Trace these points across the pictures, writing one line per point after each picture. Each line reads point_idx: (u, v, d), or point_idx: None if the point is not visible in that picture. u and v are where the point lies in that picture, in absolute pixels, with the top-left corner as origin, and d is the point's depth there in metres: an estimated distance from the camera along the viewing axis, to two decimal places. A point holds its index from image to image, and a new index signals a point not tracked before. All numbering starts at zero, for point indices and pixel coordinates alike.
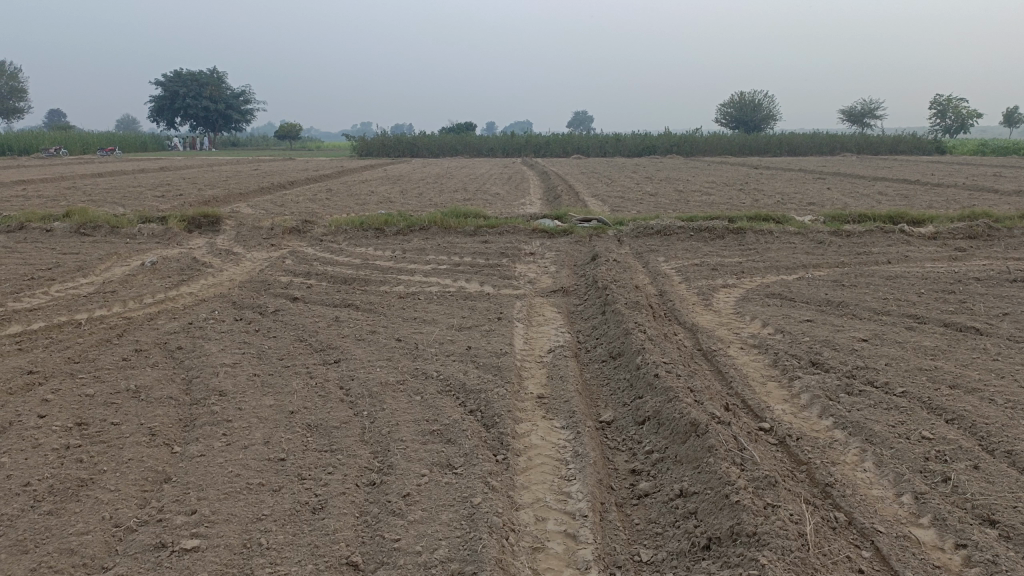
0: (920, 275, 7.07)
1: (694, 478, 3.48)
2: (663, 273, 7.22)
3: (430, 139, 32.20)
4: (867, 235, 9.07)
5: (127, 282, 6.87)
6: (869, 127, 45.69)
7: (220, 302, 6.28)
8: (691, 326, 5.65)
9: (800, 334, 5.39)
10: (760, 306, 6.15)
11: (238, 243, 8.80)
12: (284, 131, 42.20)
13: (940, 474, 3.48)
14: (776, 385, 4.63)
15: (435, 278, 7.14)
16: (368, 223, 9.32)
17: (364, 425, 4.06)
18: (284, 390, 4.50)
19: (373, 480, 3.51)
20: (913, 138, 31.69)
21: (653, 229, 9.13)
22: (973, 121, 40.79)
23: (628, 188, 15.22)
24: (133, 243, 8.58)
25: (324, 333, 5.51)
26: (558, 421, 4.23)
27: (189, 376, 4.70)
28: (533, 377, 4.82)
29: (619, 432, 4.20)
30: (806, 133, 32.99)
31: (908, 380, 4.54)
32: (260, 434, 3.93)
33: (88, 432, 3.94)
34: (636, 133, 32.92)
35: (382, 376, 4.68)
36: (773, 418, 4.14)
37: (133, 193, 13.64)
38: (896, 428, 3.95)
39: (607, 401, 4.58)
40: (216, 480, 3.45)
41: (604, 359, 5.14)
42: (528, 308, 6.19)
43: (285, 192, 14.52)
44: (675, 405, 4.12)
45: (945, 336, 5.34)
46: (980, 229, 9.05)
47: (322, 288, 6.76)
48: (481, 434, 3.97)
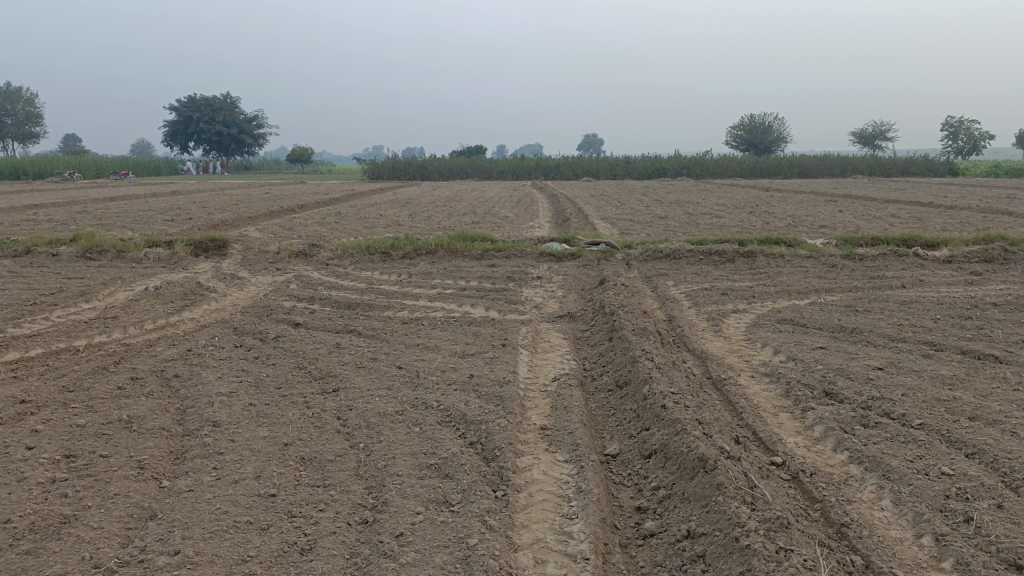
0: (933, 300, 6.75)
1: (702, 518, 2.61)
2: (672, 298, 6.85)
3: (441, 163, 32.25)
4: (882, 258, 8.89)
5: (130, 306, 6.48)
6: (880, 150, 45.49)
7: (221, 328, 5.58)
8: (701, 354, 4.87)
9: (814, 362, 4.63)
10: (772, 332, 5.53)
11: (243, 267, 8.68)
12: (296, 155, 42.33)
13: (962, 513, 2.70)
14: (788, 417, 3.79)
15: (441, 303, 6.59)
16: (373, 246, 9.26)
17: (360, 459, 3.15)
18: (278, 421, 3.60)
19: (366, 518, 2.66)
20: (926, 161, 31.44)
21: (661, 252, 9.00)
22: (987, 142, 40.28)
23: (638, 211, 15.07)
24: (138, 267, 8.50)
25: (324, 361, 4.62)
26: (562, 454, 3.29)
27: (183, 407, 3.86)
28: (536, 409, 3.86)
29: (625, 467, 3.23)
30: (819, 157, 32.75)
31: (927, 412, 3.76)
32: (254, 468, 3.06)
33: (76, 466, 3.13)
34: (645, 157, 32.83)
35: (381, 407, 3.75)
36: (787, 452, 3.28)
37: (142, 218, 13.63)
38: (912, 462, 3.14)
39: (611, 433, 3.63)
40: (202, 518, 2.66)
41: (610, 389, 4.23)
42: (534, 335, 5.41)
43: (295, 217, 14.47)
44: (683, 437, 3.19)
45: (964, 364, 4.67)
46: (996, 253, 8.89)
47: (325, 314, 6.12)
48: (481, 468, 3.07)
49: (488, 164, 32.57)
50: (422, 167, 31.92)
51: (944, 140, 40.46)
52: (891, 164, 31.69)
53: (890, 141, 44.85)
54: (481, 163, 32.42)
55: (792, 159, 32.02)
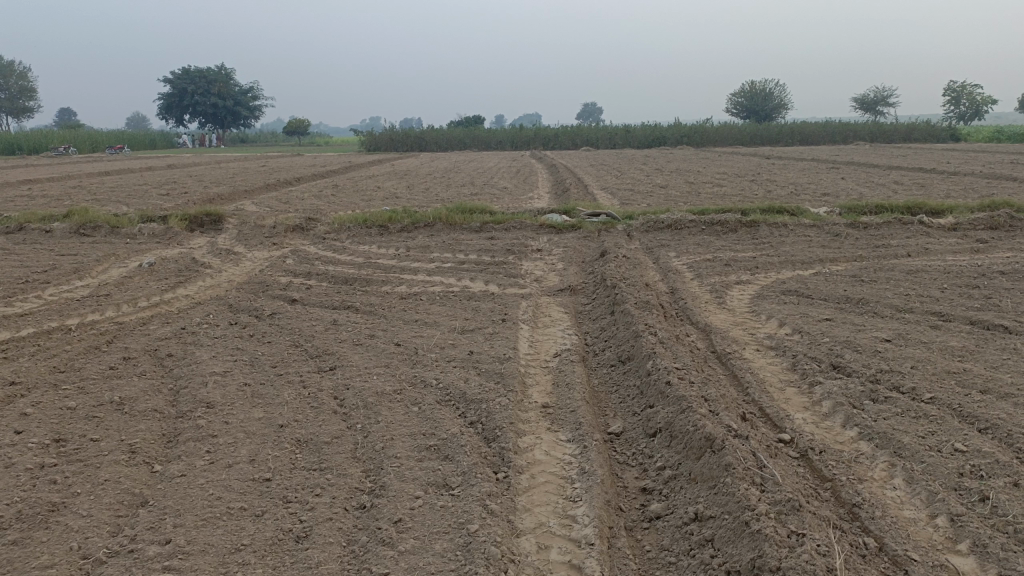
0: (940, 268, 6.64)
1: (710, 500, 2.53)
2: (674, 270, 6.75)
3: (438, 134, 31.89)
4: (886, 227, 8.76)
5: (124, 283, 6.37)
6: (881, 116, 45.02)
7: (216, 305, 5.48)
8: (706, 327, 4.77)
9: (820, 334, 4.54)
10: (777, 304, 5.43)
11: (238, 242, 8.56)
12: (292, 127, 41.92)
13: (978, 492, 2.62)
14: (796, 391, 3.70)
15: (439, 278, 6.48)
16: (371, 219, 9.12)
17: (357, 441, 3.06)
18: (273, 401, 3.51)
19: (364, 503, 2.58)
20: (928, 127, 31.11)
21: (663, 223, 8.88)
22: (989, 107, 39.85)
23: (639, 181, 14.91)
24: (132, 243, 8.37)
25: (321, 339, 4.52)
26: (564, 434, 3.20)
27: (176, 387, 3.77)
28: (538, 386, 3.78)
29: (630, 446, 3.15)
30: (820, 124, 32.39)
31: (937, 385, 3.68)
32: (247, 451, 2.98)
33: (65, 451, 3.05)
34: (645, 126, 32.46)
35: (379, 386, 3.66)
36: (795, 429, 3.20)
37: (137, 193, 13.46)
38: (924, 438, 3.06)
39: (614, 411, 3.54)
40: (195, 504, 2.58)
41: (613, 365, 4.13)
42: (534, 309, 5.32)
43: (291, 190, 14.31)
44: (689, 416, 3.10)
45: (973, 335, 4.57)
46: (1003, 220, 8.76)
47: (322, 290, 6.02)
48: (482, 449, 2.98)
49: (487, 135, 32.25)
50: (420, 138, 31.58)
51: (946, 105, 40.05)
52: (893, 130, 31.36)
53: (892, 108, 44.38)
54: (479, 133, 32.09)
55: (793, 127, 31.68)
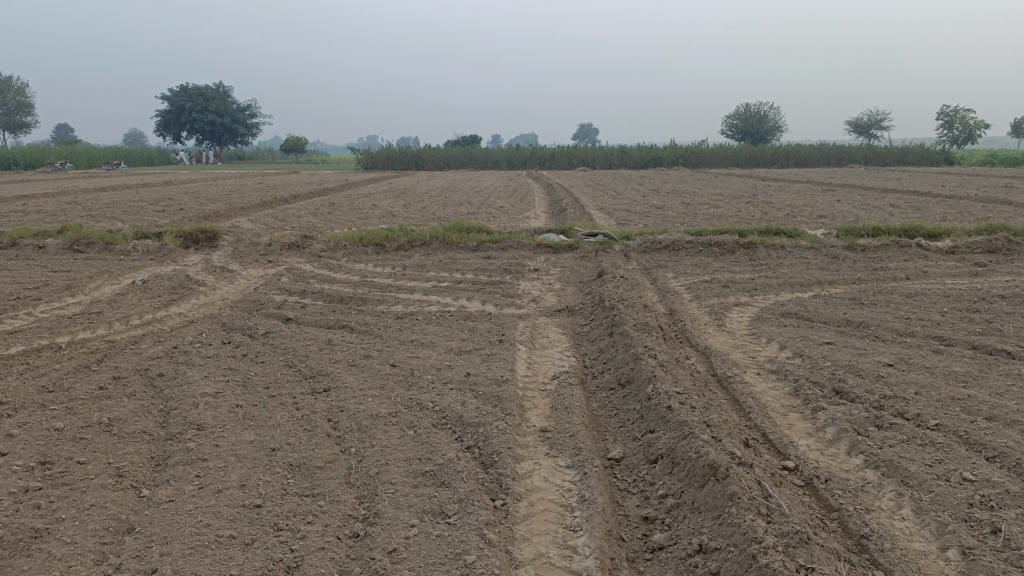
0: (939, 292, 6.61)
1: (715, 531, 2.46)
2: (672, 291, 6.70)
3: (435, 153, 31.93)
4: (884, 249, 8.74)
5: (116, 301, 6.29)
6: (876, 139, 45.30)
7: (209, 323, 5.41)
8: (705, 350, 4.71)
9: (822, 358, 4.49)
10: (776, 327, 5.38)
11: (233, 259, 8.50)
12: (288, 145, 42.00)
13: (988, 524, 2.55)
14: (798, 417, 3.64)
15: (436, 297, 6.41)
16: (367, 238, 9.07)
17: (351, 466, 2.98)
18: (265, 423, 3.43)
19: (358, 531, 2.51)
20: (922, 150, 31.28)
21: (660, 244, 8.84)
22: (983, 130, 40.10)
23: (635, 201, 14.90)
24: (125, 260, 8.29)
25: (315, 359, 4.45)
26: (563, 459, 3.13)
27: (166, 408, 3.69)
28: (536, 409, 3.70)
29: (630, 472, 3.08)
30: (815, 146, 32.54)
31: (942, 411, 3.61)
32: (238, 476, 2.90)
33: (51, 473, 2.97)
34: (641, 146, 32.60)
35: (374, 409, 3.58)
36: (799, 456, 3.13)
37: (132, 209, 13.40)
38: (931, 466, 3.00)
39: (614, 435, 3.47)
40: (183, 532, 2.50)
41: (612, 388, 4.07)
42: (532, 330, 5.25)
43: (287, 207, 14.26)
44: (691, 442, 3.04)
45: (976, 360, 4.52)
46: (1000, 244, 8.74)
47: (317, 308, 5.95)
48: (479, 475, 2.91)
49: (483, 154, 32.30)
50: (417, 157, 31.62)
51: (940, 129, 40.32)
52: (887, 152, 31.52)
53: (886, 131, 44.68)
54: (476, 152, 32.15)
55: (789, 149, 31.82)
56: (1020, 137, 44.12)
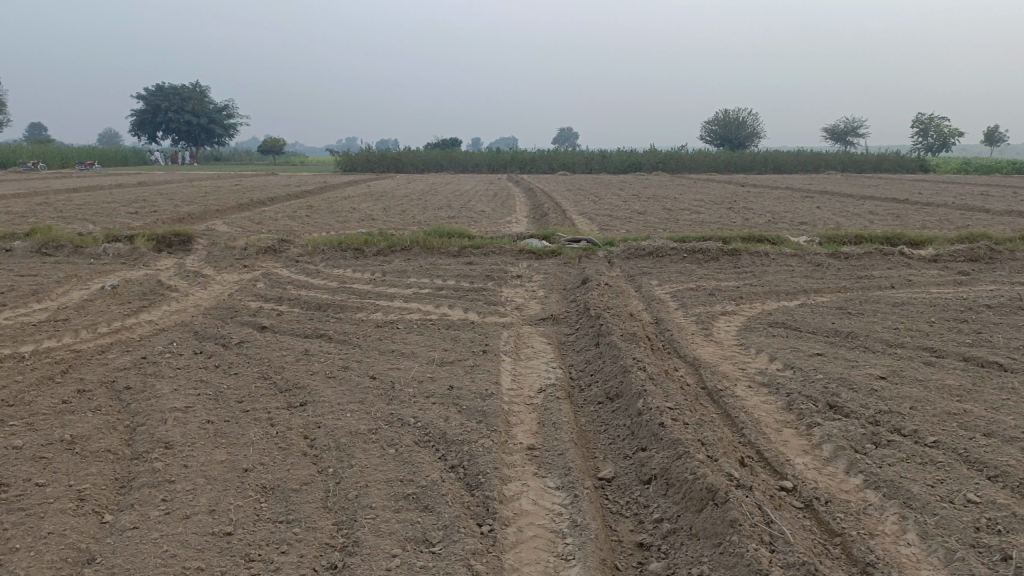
0: (925, 301, 6.55)
1: (716, 561, 2.34)
2: (658, 299, 6.59)
3: (415, 155, 31.69)
4: (867, 257, 8.70)
5: (84, 307, 6.05)
6: (852, 147, 45.76)
7: (181, 332, 5.20)
8: (695, 361, 4.59)
9: (814, 370, 4.38)
10: (765, 337, 5.27)
11: (207, 263, 8.27)
12: (266, 146, 41.57)
13: (998, 550, 2.44)
14: (793, 433, 3.52)
15: (417, 304, 6.25)
16: (346, 242, 8.88)
17: (329, 488, 2.82)
18: (238, 441, 3.25)
19: (336, 562, 2.35)
20: (898, 158, 31.58)
21: (644, 250, 8.73)
22: (957, 138, 40.58)
23: (616, 206, 14.80)
24: (95, 264, 8.03)
25: (291, 371, 4.27)
26: (552, 480, 2.99)
27: (132, 424, 3.50)
28: (523, 425, 3.55)
29: (622, 493, 2.94)
30: (794, 152, 32.73)
31: (939, 427, 3.51)
32: (208, 500, 2.72)
33: (6, 498, 2.77)
34: (621, 151, 32.62)
35: (352, 425, 3.42)
36: (797, 476, 3.02)
37: (104, 210, 13.08)
38: (934, 487, 2.89)
39: (604, 453, 3.33)
40: (147, 564, 2.32)
41: (600, 402, 3.93)
42: (516, 340, 5.11)
43: (264, 210, 14.00)
44: (686, 462, 2.91)
45: (968, 373, 4.44)
46: (983, 252, 8.73)
47: (294, 316, 5.76)
48: (464, 498, 2.76)
49: (463, 157, 32.12)
50: (396, 160, 31.37)
51: (915, 137, 40.77)
52: (864, 159, 31.77)
53: (862, 138, 45.13)
54: (455, 155, 31.97)
55: (767, 155, 31.98)
56: (994, 146, 44.69)
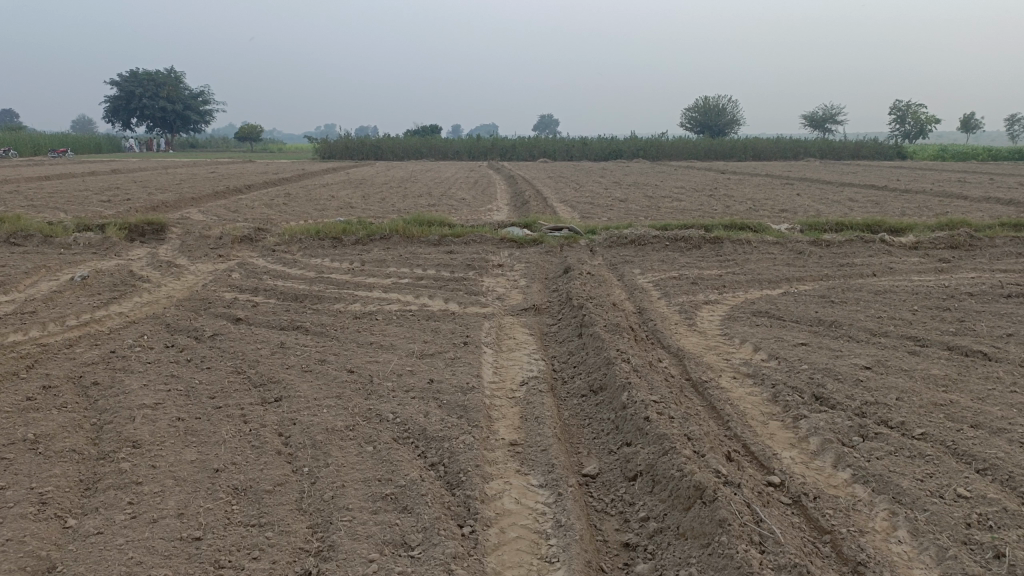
0: (907, 289, 6.53)
1: (705, 562, 2.27)
2: (641, 288, 6.52)
3: (394, 142, 31.38)
4: (848, 245, 8.68)
5: (53, 299, 5.87)
6: (830, 134, 45.99)
7: (152, 325, 5.05)
8: (678, 352, 4.52)
9: (799, 361, 4.32)
10: (749, 326, 5.21)
11: (181, 253, 8.09)
12: (243, 133, 41.04)
13: (991, 548, 2.39)
14: (779, 426, 3.46)
15: (396, 295, 6.13)
16: (323, 231, 8.72)
17: (304, 489, 2.72)
18: (209, 440, 3.13)
19: (311, 568, 2.25)
20: (875, 145, 31.75)
21: (626, 238, 8.65)
22: (934, 125, 40.86)
23: (597, 194, 14.71)
24: (66, 254, 7.83)
25: (266, 365, 4.15)
26: (535, 478, 2.90)
27: (99, 422, 3.37)
28: (504, 420, 3.46)
29: (607, 491, 2.86)
30: (773, 139, 32.79)
31: (927, 418, 3.47)
32: (176, 503, 2.61)
33: None
34: (602, 139, 32.53)
35: (329, 422, 3.31)
36: (785, 471, 2.96)
37: (76, 198, 12.80)
38: (923, 482, 2.84)
39: (588, 448, 3.26)
40: (110, 571, 2.21)
41: (584, 395, 3.85)
42: (498, 331, 5.01)
43: (240, 198, 13.77)
44: (672, 458, 2.85)
45: (953, 362, 4.40)
46: (963, 239, 8.75)
47: (270, 307, 5.63)
48: (445, 498, 2.67)
49: (443, 144, 31.88)
50: (376, 146, 31.06)
51: (892, 124, 41.03)
52: (843, 147, 31.92)
53: (840, 125, 45.35)
54: (435, 142, 31.71)
55: (747, 142, 32.02)
56: (969, 132, 45.08)
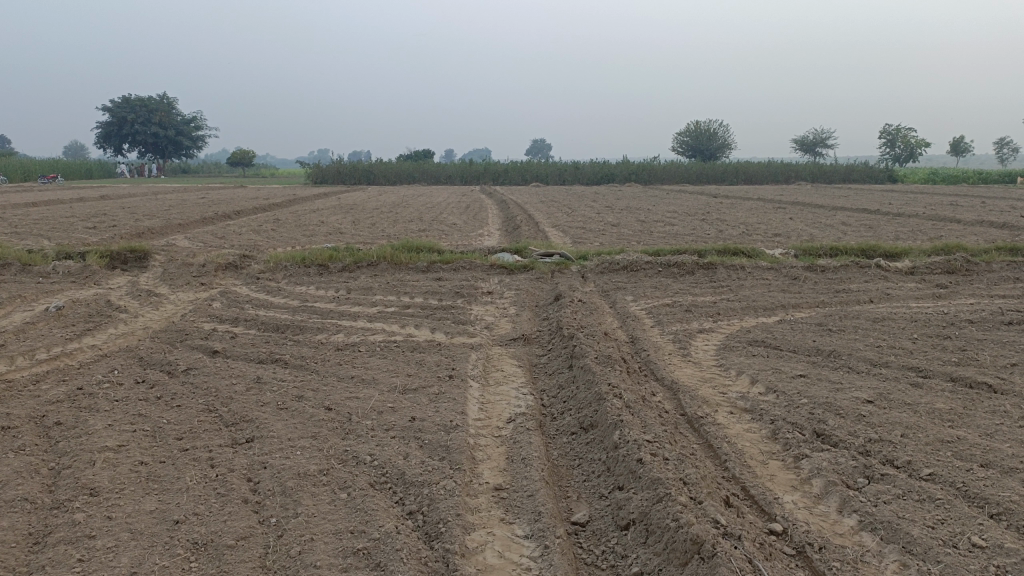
0: (906, 316, 6.37)
1: None
2: (633, 316, 6.34)
3: (386, 166, 31.31)
4: (843, 270, 8.54)
5: (25, 331, 5.66)
6: (821, 158, 46.24)
7: (125, 359, 4.84)
8: (673, 385, 4.33)
9: (798, 394, 4.14)
10: (745, 357, 5.04)
11: (163, 281, 7.89)
12: (236, 159, 41.00)
13: None
14: (780, 467, 3.28)
15: (381, 324, 5.94)
16: (310, 258, 8.54)
17: (269, 543, 2.52)
18: (171, 487, 2.93)
19: None
20: (866, 168, 31.84)
21: (618, 264, 8.49)
22: (924, 148, 41.06)
23: (590, 218, 14.59)
24: (44, 283, 7.63)
25: (240, 402, 3.95)
26: (520, 527, 2.71)
27: (56, 467, 3.16)
28: (489, 462, 3.27)
29: (598, 541, 2.67)
30: (765, 163, 32.85)
31: (934, 456, 3.29)
32: (131, 560, 2.41)
33: None
34: (594, 163, 32.57)
35: (302, 465, 3.11)
36: (787, 518, 2.77)
37: (61, 225, 12.63)
38: (934, 529, 2.65)
39: (577, 493, 3.06)
40: None
41: (573, 433, 3.66)
42: (485, 363, 4.82)
43: (228, 224, 13.60)
44: (667, 507, 2.66)
45: (958, 395, 4.23)
46: (959, 264, 8.62)
47: (249, 339, 5.43)
48: (422, 553, 2.47)
49: (435, 168, 31.83)
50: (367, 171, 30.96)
51: (882, 148, 41.27)
52: (834, 170, 32.01)
53: (831, 149, 45.63)
54: (427, 167, 31.66)
55: (738, 166, 32.05)
56: (959, 155, 45.36)
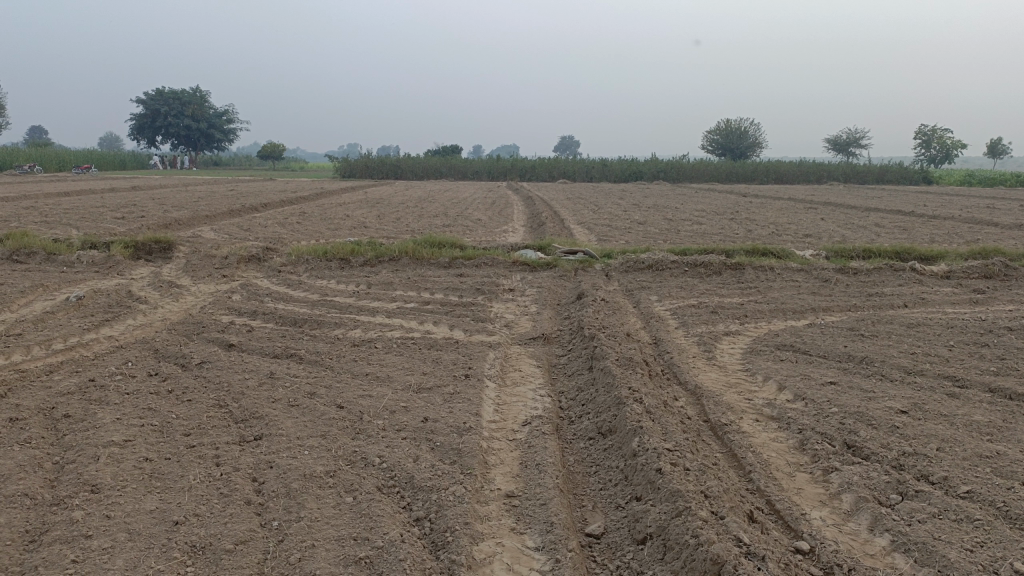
0: (942, 322, 6.14)
1: None
2: (658, 317, 6.18)
3: (414, 161, 31.29)
4: (877, 273, 8.29)
5: (44, 320, 5.65)
6: (853, 157, 45.50)
7: (140, 350, 4.79)
8: (696, 391, 4.18)
9: (828, 402, 3.97)
10: (772, 362, 4.86)
11: (185, 273, 7.88)
12: (266, 151, 41.28)
13: None
14: (808, 480, 3.12)
15: (400, 320, 5.84)
16: (332, 251, 8.48)
17: (269, 549, 2.43)
18: (174, 486, 2.85)
19: None
20: (901, 169, 31.18)
21: (644, 263, 8.32)
22: (962, 150, 40.17)
23: (616, 216, 14.40)
24: (68, 272, 7.65)
25: (251, 397, 3.86)
26: (531, 538, 2.59)
27: (60, 462, 3.09)
28: (502, 467, 3.14)
29: (613, 555, 2.54)
30: (796, 162, 32.29)
31: (974, 473, 3.10)
32: (125, 562, 2.33)
33: None
34: (622, 160, 32.30)
35: (308, 466, 3.01)
36: (814, 536, 2.62)
37: (91, 214, 12.74)
38: (973, 553, 2.48)
39: (594, 502, 2.93)
40: None
41: (592, 439, 3.53)
42: (503, 362, 4.70)
43: (254, 216, 13.63)
44: (687, 522, 2.52)
45: (998, 407, 4.02)
46: (997, 269, 8.33)
47: (266, 332, 5.36)
48: (428, 564, 2.36)
49: (462, 164, 31.79)
50: (395, 166, 30.97)
51: (918, 148, 40.42)
52: (867, 170, 31.39)
53: (864, 149, 44.87)
54: (455, 162, 31.62)
55: (770, 166, 31.55)
56: (997, 157, 44.36)
